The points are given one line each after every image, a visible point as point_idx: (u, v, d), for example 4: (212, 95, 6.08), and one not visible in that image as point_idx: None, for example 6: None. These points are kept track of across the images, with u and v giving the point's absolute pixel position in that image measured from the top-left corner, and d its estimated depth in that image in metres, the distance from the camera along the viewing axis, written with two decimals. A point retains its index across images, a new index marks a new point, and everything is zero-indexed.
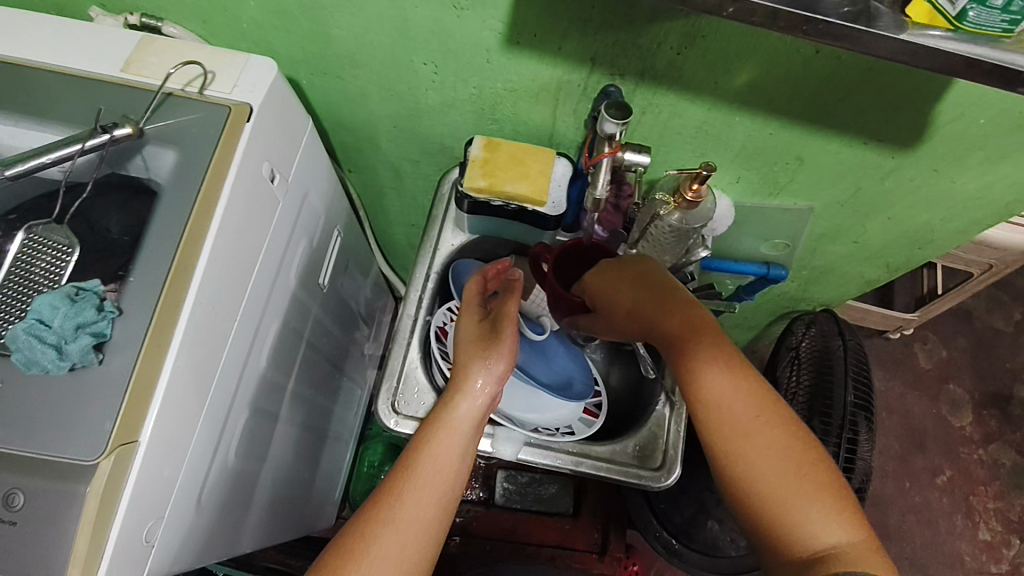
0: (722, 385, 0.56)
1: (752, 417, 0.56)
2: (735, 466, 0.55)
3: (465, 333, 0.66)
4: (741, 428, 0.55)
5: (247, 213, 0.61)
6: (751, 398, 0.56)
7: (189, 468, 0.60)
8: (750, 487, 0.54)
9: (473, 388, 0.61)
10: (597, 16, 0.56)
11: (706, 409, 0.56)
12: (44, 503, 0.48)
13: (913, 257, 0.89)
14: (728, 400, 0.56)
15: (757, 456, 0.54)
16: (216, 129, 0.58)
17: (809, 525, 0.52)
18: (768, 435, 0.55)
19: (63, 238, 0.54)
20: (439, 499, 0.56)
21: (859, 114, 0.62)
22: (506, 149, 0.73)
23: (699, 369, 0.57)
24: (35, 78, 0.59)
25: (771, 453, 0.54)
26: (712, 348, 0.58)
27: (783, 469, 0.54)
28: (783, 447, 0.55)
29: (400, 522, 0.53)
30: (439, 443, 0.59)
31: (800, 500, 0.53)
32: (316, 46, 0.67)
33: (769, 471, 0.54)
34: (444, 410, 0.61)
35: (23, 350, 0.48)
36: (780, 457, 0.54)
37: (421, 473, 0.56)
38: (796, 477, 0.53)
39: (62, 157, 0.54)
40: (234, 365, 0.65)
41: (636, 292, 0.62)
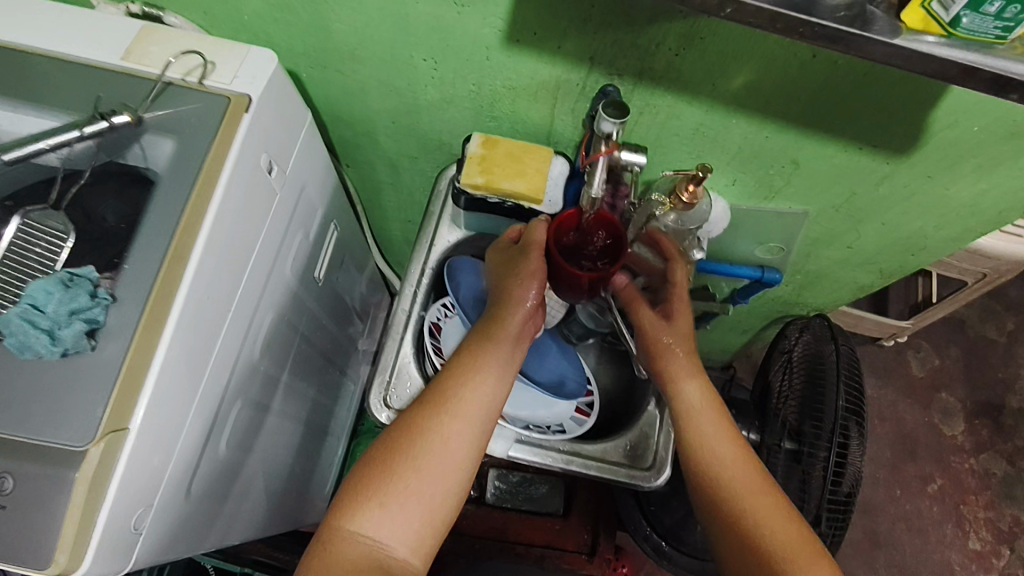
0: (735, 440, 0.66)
1: (760, 483, 0.64)
2: (748, 519, 0.62)
3: (501, 262, 0.70)
4: (750, 483, 0.64)
5: (244, 203, 0.62)
6: (752, 467, 0.65)
7: (178, 458, 0.60)
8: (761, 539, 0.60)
9: (523, 297, 0.65)
10: (596, 15, 0.56)
11: (717, 468, 0.65)
12: (34, 488, 0.48)
13: (906, 264, 0.89)
14: (730, 463, 0.65)
15: (766, 515, 0.61)
16: (215, 119, 0.58)
17: None
18: (774, 499, 0.62)
19: (59, 225, 0.54)
20: (482, 414, 0.61)
21: (854, 119, 0.63)
22: (503, 146, 0.73)
23: (707, 437, 0.66)
24: (31, 63, 0.59)
25: (778, 514, 0.62)
26: (716, 420, 0.68)
27: (788, 526, 0.61)
28: (784, 509, 0.62)
29: (446, 441, 0.59)
30: (485, 355, 0.63)
31: (808, 555, 0.59)
32: (316, 39, 0.67)
33: (777, 528, 0.60)
34: (482, 341, 0.64)
35: (17, 334, 0.49)
36: (785, 516, 0.61)
37: (470, 394, 0.61)
38: (799, 534, 0.60)
39: (61, 142, 0.54)
40: (227, 356, 0.65)
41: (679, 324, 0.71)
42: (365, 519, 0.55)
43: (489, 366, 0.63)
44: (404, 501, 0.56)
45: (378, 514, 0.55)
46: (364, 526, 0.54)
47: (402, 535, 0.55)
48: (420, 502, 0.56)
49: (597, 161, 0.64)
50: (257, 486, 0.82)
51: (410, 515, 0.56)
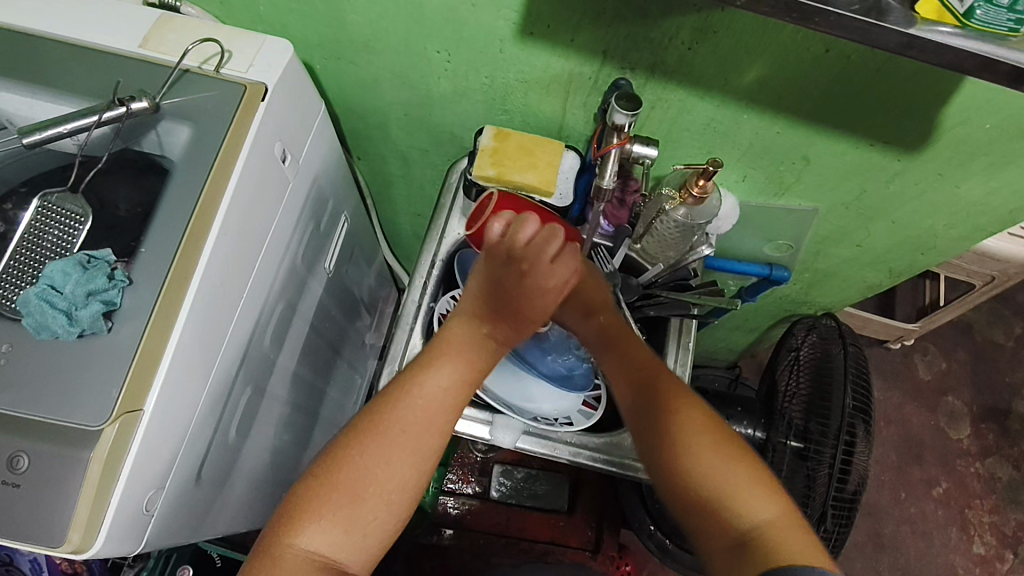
0: (649, 374, 0.68)
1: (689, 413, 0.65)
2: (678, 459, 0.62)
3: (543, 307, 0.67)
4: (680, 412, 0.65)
5: (257, 191, 0.62)
6: (681, 398, 0.66)
7: (189, 442, 0.60)
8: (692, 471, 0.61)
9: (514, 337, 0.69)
10: (609, 8, 0.57)
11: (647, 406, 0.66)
12: (50, 466, 0.49)
13: (915, 263, 0.89)
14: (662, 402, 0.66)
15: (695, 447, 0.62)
16: (230, 106, 0.59)
17: (744, 506, 0.59)
18: (701, 427, 0.63)
19: (77, 207, 0.55)
20: (425, 443, 0.62)
21: (865, 116, 0.63)
22: (515, 139, 0.73)
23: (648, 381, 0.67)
24: (46, 49, 0.60)
25: (704, 441, 0.62)
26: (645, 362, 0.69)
27: (714, 454, 0.61)
28: (712, 435, 0.63)
29: (387, 463, 0.60)
30: (429, 381, 0.63)
31: (734, 488, 0.60)
32: (331, 31, 0.67)
33: (706, 460, 0.61)
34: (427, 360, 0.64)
35: (34, 314, 0.49)
36: (709, 441, 0.62)
37: (410, 419, 0.61)
38: (729, 460, 0.61)
39: (78, 128, 0.54)
40: (237, 343, 0.65)
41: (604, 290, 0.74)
42: (310, 533, 0.56)
43: (435, 389, 0.63)
44: (361, 521, 0.58)
45: (322, 529, 0.56)
46: (308, 541, 0.56)
47: (355, 550, 0.57)
48: (370, 521, 0.58)
49: (609, 153, 0.65)
50: (261, 474, 0.83)
51: (360, 532, 0.58)
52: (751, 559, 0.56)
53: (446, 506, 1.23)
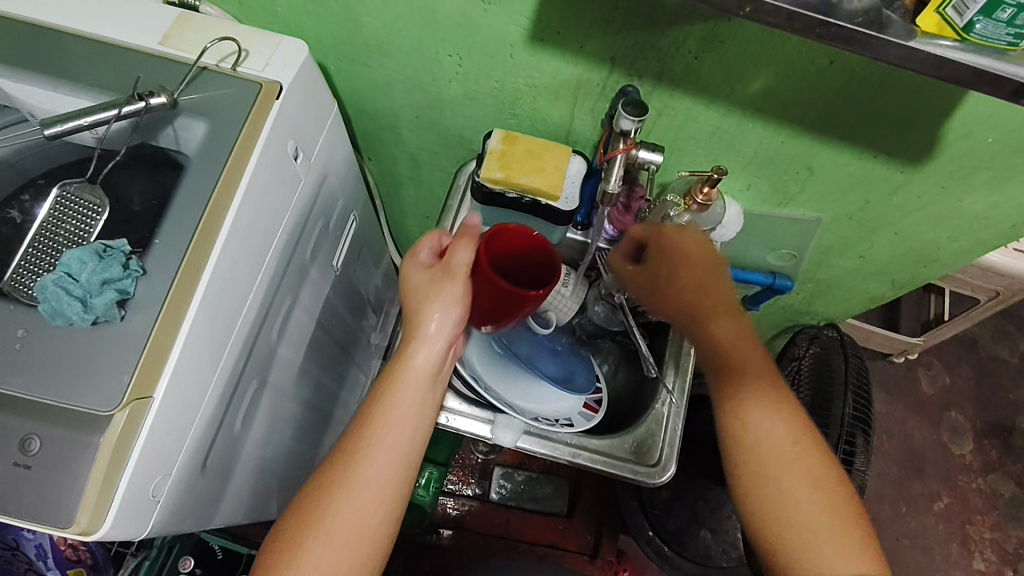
0: (760, 407, 0.64)
1: (794, 449, 0.62)
2: (772, 497, 0.61)
3: (418, 283, 0.63)
4: (786, 449, 0.62)
5: (269, 187, 0.63)
6: (792, 430, 0.63)
7: (196, 431, 0.61)
8: (787, 515, 0.60)
9: (442, 319, 0.62)
10: (619, 16, 0.58)
11: (747, 432, 0.63)
12: (60, 449, 0.50)
13: (918, 275, 0.90)
14: (770, 431, 0.63)
15: (795, 488, 0.61)
16: (247, 104, 0.60)
17: (835, 560, 0.58)
18: (804, 466, 0.62)
19: (95, 198, 0.57)
20: (391, 468, 0.61)
21: (868, 128, 0.64)
22: (524, 143, 0.74)
23: (752, 409, 0.64)
24: (71, 43, 0.61)
25: (806, 484, 0.61)
26: (755, 386, 0.65)
27: (813, 501, 0.60)
28: (815, 477, 0.61)
29: (359, 496, 0.59)
30: (394, 403, 0.62)
31: (827, 540, 0.59)
32: (346, 33, 0.69)
33: (802, 506, 0.60)
34: (401, 363, 0.63)
35: (50, 300, 0.51)
36: (812, 484, 0.61)
37: (382, 445, 0.61)
38: (828, 508, 0.60)
39: (98, 120, 0.56)
40: (246, 337, 0.67)
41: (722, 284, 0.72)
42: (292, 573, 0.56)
43: (402, 411, 0.62)
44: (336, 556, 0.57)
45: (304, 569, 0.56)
46: None
47: None
48: (350, 557, 0.58)
49: (613, 158, 0.65)
50: (264, 467, 0.84)
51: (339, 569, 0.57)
52: None
53: (446, 506, 1.25)
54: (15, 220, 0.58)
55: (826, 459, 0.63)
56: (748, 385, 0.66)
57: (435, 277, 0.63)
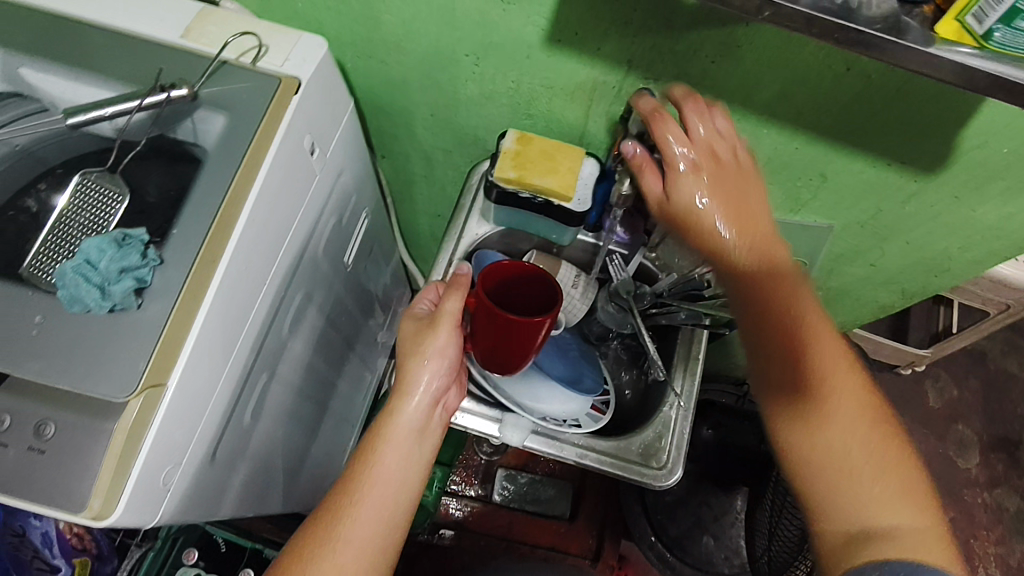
0: (809, 338, 0.60)
1: (845, 376, 0.60)
2: (824, 427, 0.59)
3: (407, 334, 0.67)
4: (840, 373, 0.60)
5: (285, 182, 0.64)
6: (839, 356, 0.61)
7: (207, 421, 0.62)
8: (839, 444, 0.58)
9: (424, 369, 0.65)
10: (637, 19, 0.58)
11: (798, 358, 0.60)
12: (75, 434, 0.51)
13: (929, 285, 0.89)
14: (822, 355, 0.60)
15: (847, 414, 0.58)
16: (266, 98, 0.61)
17: (888, 494, 0.56)
18: (854, 394, 0.59)
19: (115, 187, 0.58)
20: (378, 520, 0.61)
21: (882, 136, 0.64)
22: (538, 143, 0.75)
23: (805, 336, 0.60)
24: (95, 35, 0.62)
25: (857, 411, 0.59)
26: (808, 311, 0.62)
27: (865, 430, 0.58)
28: (865, 407, 0.59)
29: (346, 546, 0.59)
30: (382, 458, 0.63)
31: (877, 471, 0.57)
32: (365, 31, 0.70)
33: (855, 435, 0.58)
34: (388, 420, 0.65)
35: (69, 287, 0.51)
36: (863, 412, 0.59)
37: (369, 496, 0.61)
38: (880, 439, 0.58)
39: (119, 111, 0.57)
40: (257, 330, 0.67)
41: (753, 198, 0.64)
42: None
43: (391, 467, 0.63)
44: None
45: None
46: None
47: None
48: None
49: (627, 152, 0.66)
50: (269, 460, 0.84)
51: None
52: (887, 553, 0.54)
53: (449, 507, 1.25)
54: (31, 210, 0.58)
55: (874, 391, 0.61)
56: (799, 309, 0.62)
57: (423, 329, 0.66)
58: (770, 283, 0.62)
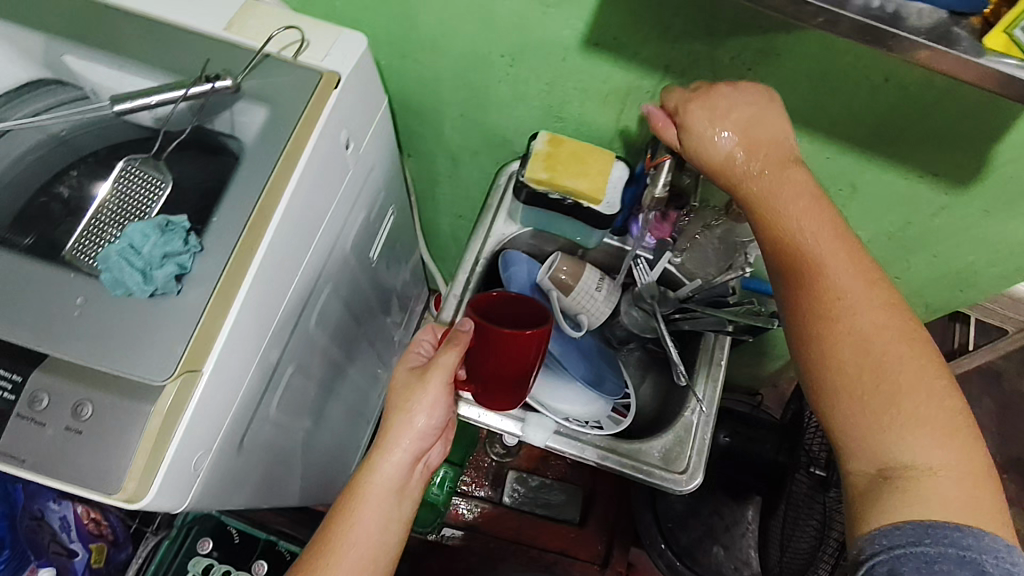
0: (823, 259, 0.55)
1: (864, 302, 0.54)
2: (836, 355, 0.54)
3: (399, 381, 0.66)
4: (862, 297, 0.54)
5: (321, 175, 0.65)
6: (862, 279, 0.55)
7: (237, 409, 0.62)
8: (850, 373, 0.53)
9: (408, 425, 0.64)
10: (678, 25, 0.59)
11: (813, 281, 0.55)
12: (111, 415, 0.52)
13: (952, 299, 0.89)
14: (839, 278, 0.55)
15: (865, 340, 0.53)
16: (308, 92, 0.62)
17: (908, 432, 0.50)
18: (875, 320, 0.53)
19: (157, 173, 0.59)
20: None
21: (916, 148, 0.64)
22: (569, 146, 0.76)
23: (819, 260, 0.55)
24: (140, 25, 0.63)
25: (879, 338, 0.53)
26: (828, 235, 0.56)
27: (889, 355, 0.52)
28: (891, 335, 0.53)
29: None
30: (360, 517, 0.61)
31: (901, 402, 0.51)
32: (403, 29, 0.70)
33: (874, 360, 0.52)
34: (365, 478, 0.63)
35: (112, 270, 0.53)
36: (887, 339, 0.53)
37: (348, 557, 0.60)
38: (906, 365, 0.52)
39: (165, 100, 0.58)
40: (288, 321, 0.68)
41: (771, 122, 0.59)
42: None
43: (368, 528, 0.61)
44: None
45: None
46: None
47: None
48: None
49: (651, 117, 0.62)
50: (289, 452, 0.85)
51: None
52: (898, 495, 0.49)
53: (459, 508, 1.24)
54: (63, 197, 0.60)
55: (908, 318, 0.54)
56: (817, 232, 0.56)
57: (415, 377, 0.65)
58: (781, 202, 0.58)
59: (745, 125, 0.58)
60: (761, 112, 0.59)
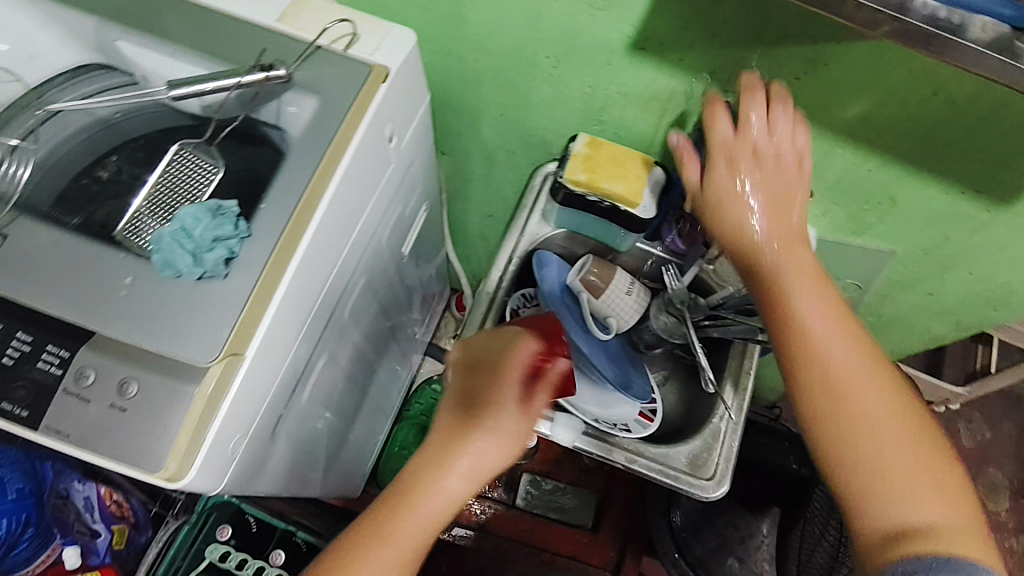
0: (828, 334, 0.59)
1: (860, 375, 0.58)
2: (840, 424, 0.57)
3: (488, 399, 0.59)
4: (859, 368, 0.58)
5: (365, 168, 0.65)
6: (857, 352, 0.59)
7: (273, 395, 0.63)
8: (853, 444, 0.56)
9: (474, 457, 0.58)
10: (727, 31, 0.60)
11: (811, 352, 0.59)
12: (155, 394, 0.53)
13: (985, 318, 0.89)
14: (837, 352, 0.58)
15: (866, 410, 0.57)
16: (357, 85, 0.62)
17: (914, 493, 0.54)
18: (872, 392, 0.57)
19: (209, 159, 0.60)
20: None
21: (961, 163, 0.64)
22: (607, 149, 0.76)
23: (817, 331, 0.59)
24: (194, 14, 0.65)
25: (876, 408, 0.57)
26: (826, 308, 0.60)
27: (886, 423, 0.56)
28: (887, 404, 0.57)
29: None
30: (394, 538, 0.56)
31: (902, 469, 0.55)
32: (449, 27, 0.71)
33: (873, 428, 0.56)
34: (413, 494, 0.57)
35: (164, 251, 0.54)
36: (884, 408, 0.57)
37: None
38: (900, 432, 0.56)
39: (220, 87, 0.59)
40: (324, 310, 0.68)
41: (788, 193, 0.64)
42: None
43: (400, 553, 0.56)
44: None
45: None
46: None
47: None
48: None
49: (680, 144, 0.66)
50: (313, 443, 0.85)
51: None
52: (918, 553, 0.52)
53: (472, 508, 1.25)
54: (103, 180, 0.61)
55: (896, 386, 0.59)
56: (819, 303, 0.60)
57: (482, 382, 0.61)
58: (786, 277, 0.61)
59: (768, 189, 0.63)
60: (778, 180, 0.63)
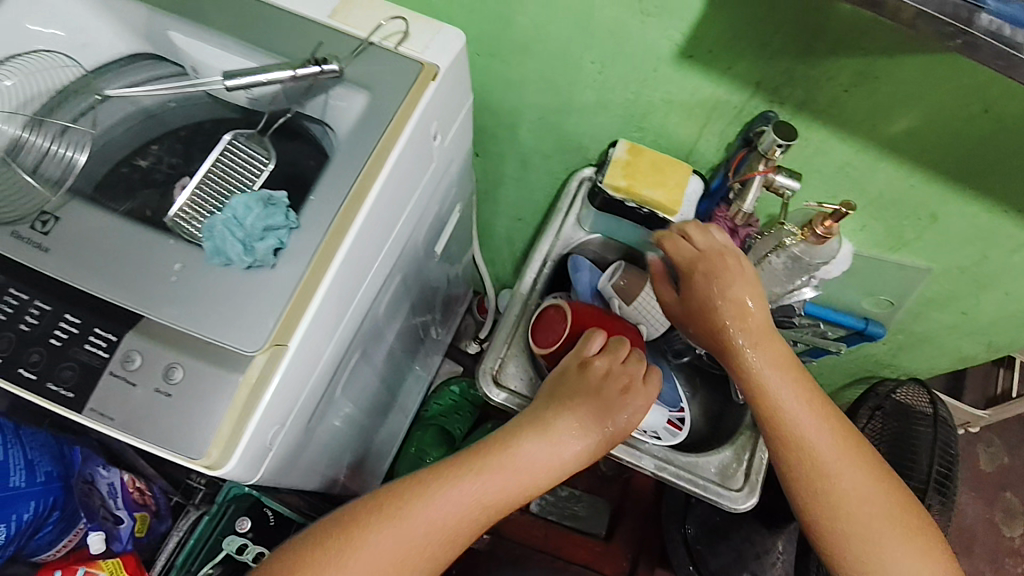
0: (813, 426, 0.64)
1: (837, 459, 0.64)
2: (831, 506, 0.63)
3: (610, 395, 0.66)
4: (838, 450, 0.64)
5: (410, 164, 0.66)
6: (836, 435, 0.65)
7: (312, 387, 0.63)
8: (845, 521, 0.63)
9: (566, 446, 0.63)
10: (778, 41, 0.60)
11: (793, 441, 0.64)
12: (199, 380, 0.53)
13: (1018, 340, 0.88)
14: (813, 437, 0.64)
15: (851, 491, 0.63)
16: (407, 83, 0.63)
17: (901, 558, 0.63)
18: (852, 475, 0.64)
19: (261, 150, 0.61)
20: (427, 547, 0.57)
21: (1007, 182, 0.64)
22: (649, 156, 0.77)
23: (796, 420, 0.64)
24: (248, 7, 0.65)
25: (860, 489, 0.63)
26: (803, 394, 0.65)
27: (874, 497, 0.63)
28: (868, 485, 0.64)
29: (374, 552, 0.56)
30: (460, 489, 0.59)
31: (888, 541, 0.63)
32: (496, 29, 0.72)
33: (862, 507, 0.63)
34: (497, 451, 0.62)
35: (216, 239, 0.54)
36: (871, 486, 0.64)
37: (428, 515, 0.58)
38: (885, 508, 0.63)
39: (275, 79, 0.60)
40: (363, 305, 0.68)
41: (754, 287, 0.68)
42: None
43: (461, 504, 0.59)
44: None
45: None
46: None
47: None
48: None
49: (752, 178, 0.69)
50: (340, 438, 0.86)
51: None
52: None
53: None
54: (145, 168, 0.60)
55: (876, 460, 0.66)
56: (797, 389, 0.65)
57: (615, 382, 0.66)
58: (768, 367, 0.65)
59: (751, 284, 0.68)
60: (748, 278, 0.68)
